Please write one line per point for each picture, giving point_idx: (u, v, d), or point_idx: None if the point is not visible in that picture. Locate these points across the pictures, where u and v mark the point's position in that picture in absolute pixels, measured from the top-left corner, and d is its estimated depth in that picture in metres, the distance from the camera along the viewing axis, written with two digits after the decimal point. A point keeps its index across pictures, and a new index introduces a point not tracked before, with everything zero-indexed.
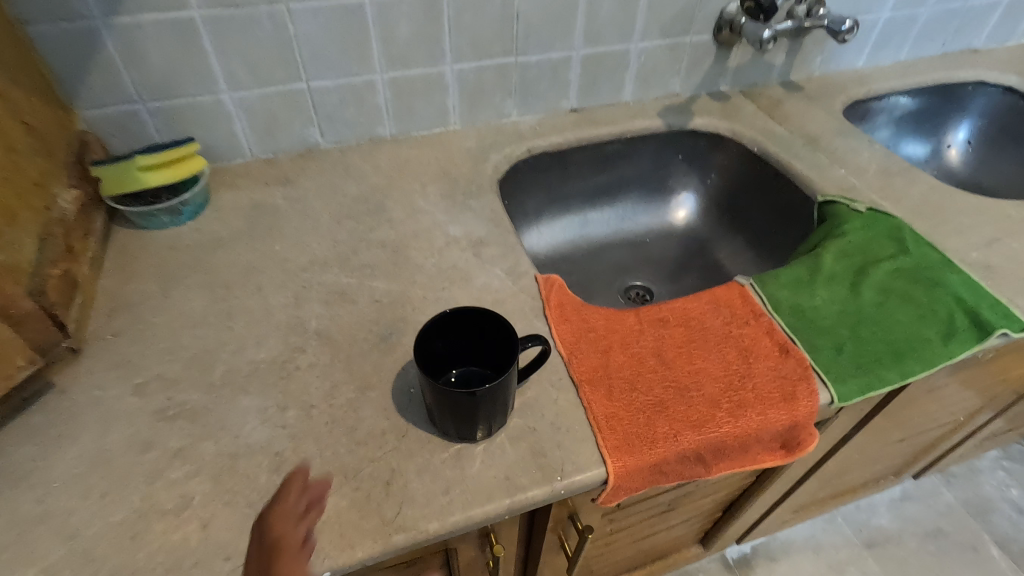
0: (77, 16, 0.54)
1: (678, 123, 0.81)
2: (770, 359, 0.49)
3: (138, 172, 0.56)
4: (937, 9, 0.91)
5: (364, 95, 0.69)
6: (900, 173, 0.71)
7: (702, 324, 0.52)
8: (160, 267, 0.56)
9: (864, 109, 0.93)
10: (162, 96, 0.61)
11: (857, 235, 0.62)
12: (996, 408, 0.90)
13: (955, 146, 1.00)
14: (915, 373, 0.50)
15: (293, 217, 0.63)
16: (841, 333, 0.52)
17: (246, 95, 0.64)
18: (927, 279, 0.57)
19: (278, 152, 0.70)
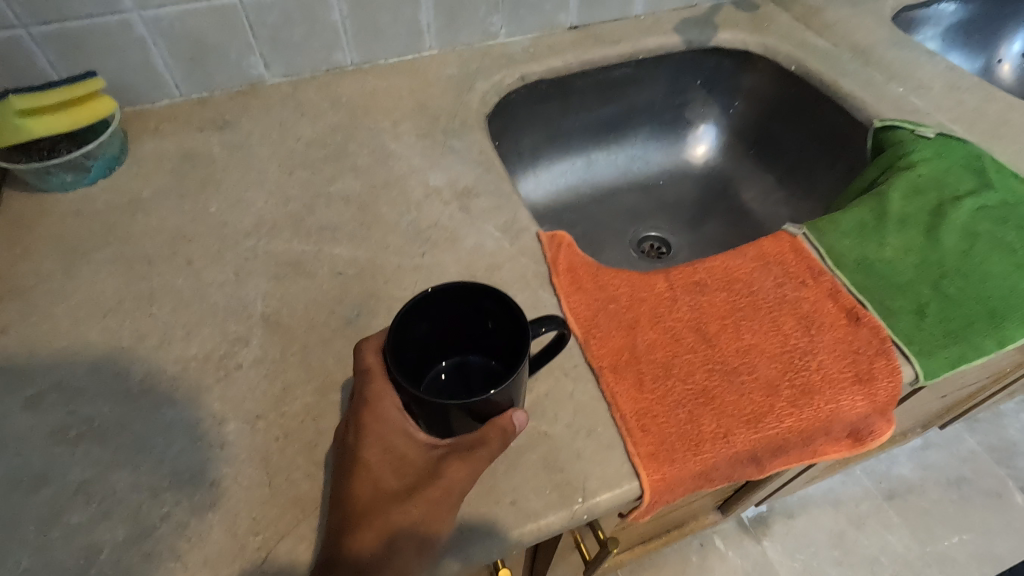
0: None
1: (698, 39, 0.68)
2: (837, 330, 0.39)
3: (15, 121, 0.43)
4: None
5: (314, 11, 0.55)
6: (970, 89, 0.59)
7: (749, 287, 0.42)
8: (63, 240, 0.44)
9: (910, 19, 0.79)
10: (47, 17, 0.47)
11: (929, 167, 0.50)
12: None
13: (1007, 62, 0.88)
14: (1016, 338, 0.40)
15: (233, 170, 0.51)
16: (921, 291, 0.42)
17: (160, 13, 0.50)
18: (1020, 219, 0.46)
19: (213, 89, 0.57)
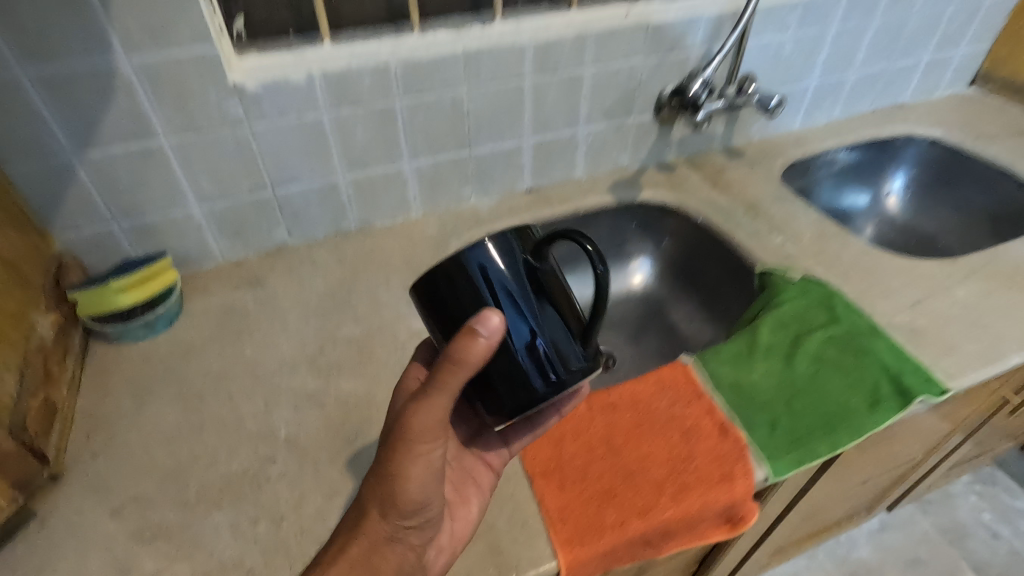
0: (53, 154, 0.58)
1: (627, 197, 0.86)
2: (710, 440, 0.53)
3: (114, 295, 0.61)
4: (864, 73, 0.97)
5: (328, 195, 0.73)
6: (833, 236, 0.77)
7: (649, 406, 0.56)
8: (136, 381, 0.59)
9: (804, 169, 0.98)
10: (135, 215, 0.65)
11: (793, 305, 0.66)
12: (953, 442, 0.94)
13: (894, 194, 1.07)
14: (845, 443, 0.54)
15: (264, 319, 0.66)
16: (777, 406, 0.56)
17: (215, 206, 0.68)
18: (856, 347, 0.61)
19: (248, 252, 0.74)
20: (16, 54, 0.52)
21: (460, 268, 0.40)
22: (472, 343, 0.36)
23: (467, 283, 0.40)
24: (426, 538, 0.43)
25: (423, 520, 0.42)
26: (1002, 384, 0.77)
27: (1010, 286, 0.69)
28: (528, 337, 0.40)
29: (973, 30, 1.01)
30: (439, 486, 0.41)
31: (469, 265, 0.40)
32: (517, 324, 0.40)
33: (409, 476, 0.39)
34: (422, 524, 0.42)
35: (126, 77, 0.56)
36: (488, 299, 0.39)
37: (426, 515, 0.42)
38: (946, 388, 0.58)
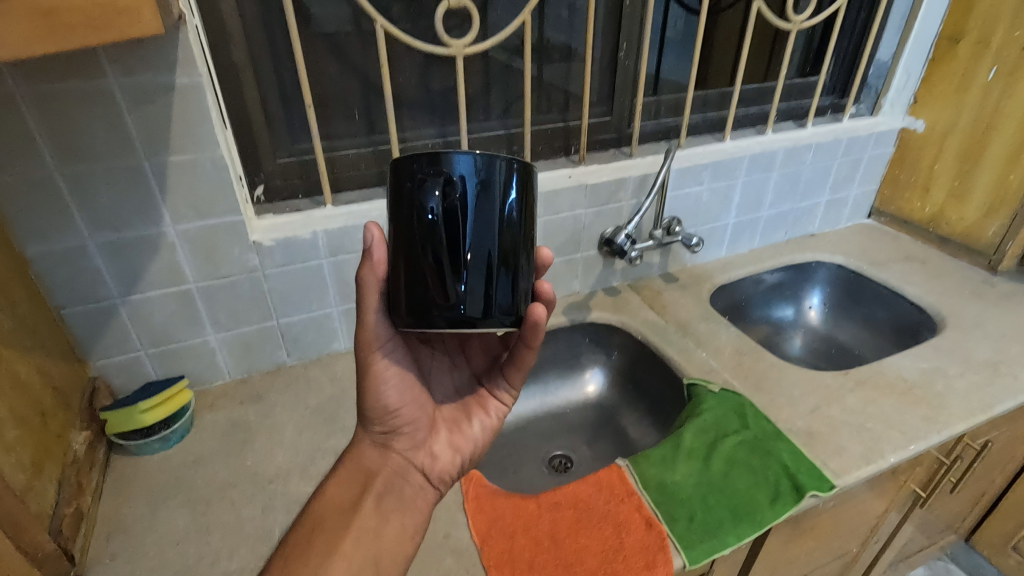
0: (102, 298, 0.72)
1: (578, 318, 1.01)
2: (638, 532, 0.64)
3: (139, 414, 0.72)
4: (774, 211, 1.18)
5: (323, 322, 0.87)
6: (749, 352, 0.92)
7: (588, 505, 0.66)
8: (151, 489, 0.69)
9: (731, 290, 1.15)
10: (160, 344, 0.77)
11: (712, 413, 0.79)
12: (885, 536, 1.03)
13: (814, 308, 1.25)
14: (749, 534, 0.64)
15: (263, 432, 0.77)
16: (694, 502, 0.67)
17: (227, 335, 0.81)
18: (763, 449, 0.74)
19: (252, 371, 0.86)
20: (88, 227, 0.67)
21: (445, 173, 0.40)
22: (367, 261, 0.48)
23: (448, 176, 0.40)
24: (413, 440, 0.58)
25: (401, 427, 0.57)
26: (905, 479, 0.88)
27: (890, 394, 0.83)
28: (483, 274, 0.42)
29: (860, 176, 1.23)
30: (399, 391, 0.56)
31: (434, 195, 0.41)
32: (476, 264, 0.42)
33: (367, 386, 0.55)
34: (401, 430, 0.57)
35: (170, 239, 0.71)
36: (458, 218, 0.41)
37: (400, 418, 0.57)
38: (834, 484, 0.69)
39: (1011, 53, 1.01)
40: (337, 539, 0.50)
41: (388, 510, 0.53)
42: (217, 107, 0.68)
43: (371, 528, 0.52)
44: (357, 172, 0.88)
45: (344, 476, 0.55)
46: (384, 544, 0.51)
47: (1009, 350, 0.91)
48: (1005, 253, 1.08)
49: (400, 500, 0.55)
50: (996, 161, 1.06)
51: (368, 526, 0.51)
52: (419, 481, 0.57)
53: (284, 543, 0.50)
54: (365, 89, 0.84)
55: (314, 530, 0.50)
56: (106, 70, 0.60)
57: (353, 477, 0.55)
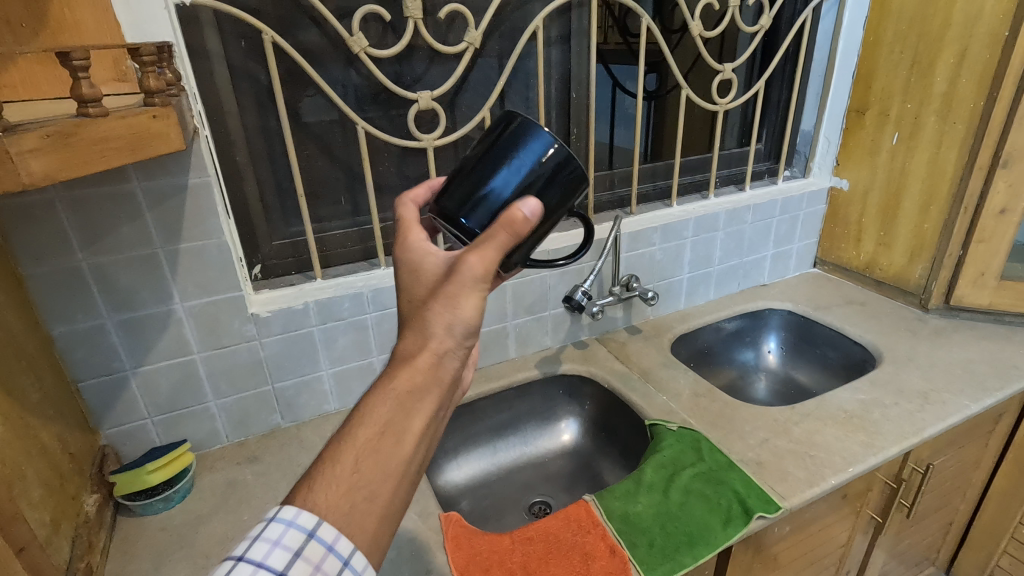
0: (115, 370, 0.80)
1: (550, 370, 1.10)
2: (602, 559, 0.70)
3: (146, 474, 0.79)
4: (724, 265, 1.30)
5: (314, 385, 0.96)
6: (705, 394, 1.00)
7: (558, 537, 0.72)
8: (155, 547, 0.75)
9: (692, 339, 1.25)
10: (165, 411, 0.85)
11: (671, 448, 0.87)
12: (856, 566, 1.07)
13: (772, 352, 1.35)
14: (704, 556, 0.71)
15: (260, 490, 0.84)
16: (654, 530, 0.74)
17: (226, 400, 0.89)
18: (717, 479, 0.81)
19: (248, 434, 0.93)
20: (107, 307, 0.76)
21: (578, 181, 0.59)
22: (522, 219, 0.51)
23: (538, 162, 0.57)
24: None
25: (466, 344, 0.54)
26: (859, 504, 0.95)
27: (831, 423, 0.91)
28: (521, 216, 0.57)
29: (800, 231, 1.37)
30: None
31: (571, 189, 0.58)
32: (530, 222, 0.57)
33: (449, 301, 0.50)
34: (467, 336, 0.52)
35: (178, 314, 0.81)
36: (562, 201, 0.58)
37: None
38: (781, 506, 0.76)
39: (907, 121, 1.17)
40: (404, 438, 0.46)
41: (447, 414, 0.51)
42: (223, 200, 0.80)
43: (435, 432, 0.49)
44: (343, 249, 0.99)
45: (417, 379, 0.48)
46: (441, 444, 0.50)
47: (937, 379, 1.01)
48: (931, 292, 1.20)
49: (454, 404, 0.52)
50: (911, 212, 1.20)
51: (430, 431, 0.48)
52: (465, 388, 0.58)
53: (347, 426, 0.46)
54: (349, 178, 0.97)
55: (386, 429, 0.46)
56: (131, 176, 0.72)
57: (427, 379, 0.48)
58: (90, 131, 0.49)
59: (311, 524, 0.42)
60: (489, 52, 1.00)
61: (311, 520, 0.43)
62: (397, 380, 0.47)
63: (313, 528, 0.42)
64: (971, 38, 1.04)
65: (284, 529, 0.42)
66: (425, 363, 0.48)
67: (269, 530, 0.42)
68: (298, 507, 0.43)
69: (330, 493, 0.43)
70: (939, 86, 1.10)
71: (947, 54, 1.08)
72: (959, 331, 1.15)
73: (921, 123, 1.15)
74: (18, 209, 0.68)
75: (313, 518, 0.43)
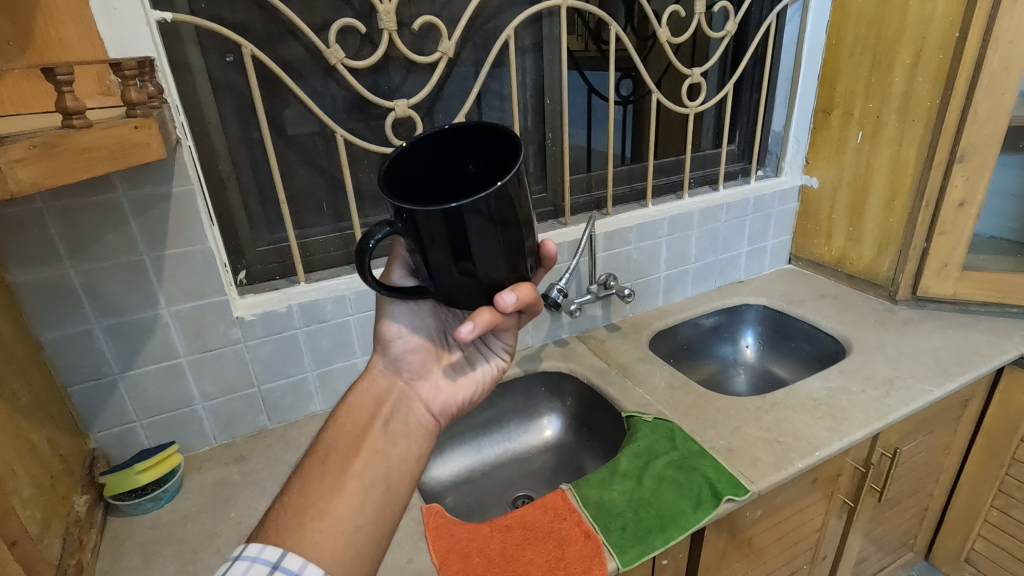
0: (103, 375, 0.82)
1: (531, 368, 1.13)
2: (577, 544, 0.73)
3: (135, 475, 0.81)
4: (700, 263, 1.34)
5: (300, 387, 0.98)
6: (680, 386, 1.04)
7: (535, 524, 0.75)
8: (144, 544, 0.77)
9: (671, 335, 1.28)
10: (154, 414, 0.87)
11: (646, 438, 0.90)
12: (832, 551, 1.10)
13: (750, 346, 1.38)
14: (675, 538, 0.74)
15: (247, 488, 0.87)
16: (627, 515, 0.76)
17: (214, 403, 0.92)
18: (689, 465, 0.84)
19: (236, 436, 0.96)
20: (94, 313, 0.79)
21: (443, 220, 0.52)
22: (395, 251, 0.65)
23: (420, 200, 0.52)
24: (418, 368, 0.68)
25: (404, 365, 0.67)
26: (831, 489, 0.98)
27: (800, 411, 0.95)
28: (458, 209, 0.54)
29: (774, 228, 1.41)
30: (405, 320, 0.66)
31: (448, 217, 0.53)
32: (488, 260, 0.50)
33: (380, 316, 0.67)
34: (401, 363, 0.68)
35: (164, 319, 0.84)
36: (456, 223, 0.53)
37: (411, 345, 0.67)
38: (749, 490, 0.79)
39: (870, 120, 1.22)
40: (349, 460, 0.59)
41: (395, 434, 0.63)
42: (206, 207, 0.82)
43: (380, 451, 0.61)
44: (326, 254, 1.02)
45: (356, 402, 0.66)
46: (391, 463, 0.61)
47: (903, 366, 1.04)
48: (899, 284, 1.24)
49: (406, 425, 0.65)
50: (877, 208, 1.25)
51: (375, 448, 0.61)
52: (422, 409, 0.66)
53: (303, 466, 0.60)
54: (330, 185, 1.00)
55: (330, 452, 0.60)
56: (116, 185, 0.75)
57: (364, 401, 0.66)
58: (73, 142, 0.52)
59: (275, 555, 0.50)
60: (464, 61, 1.04)
61: (275, 554, 0.50)
62: (343, 415, 0.64)
63: (277, 561, 0.50)
64: (925, 39, 1.08)
65: (250, 564, 0.49)
66: (366, 382, 0.67)
67: (236, 569, 0.49)
68: (262, 546, 0.51)
69: (286, 511, 0.55)
70: (898, 86, 1.15)
71: (904, 55, 1.12)
72: (926, 321, 1.19)
73: (882, 121, 1.20)
74: (7, 218, 0.70)
75: (276, 552, 0.51)
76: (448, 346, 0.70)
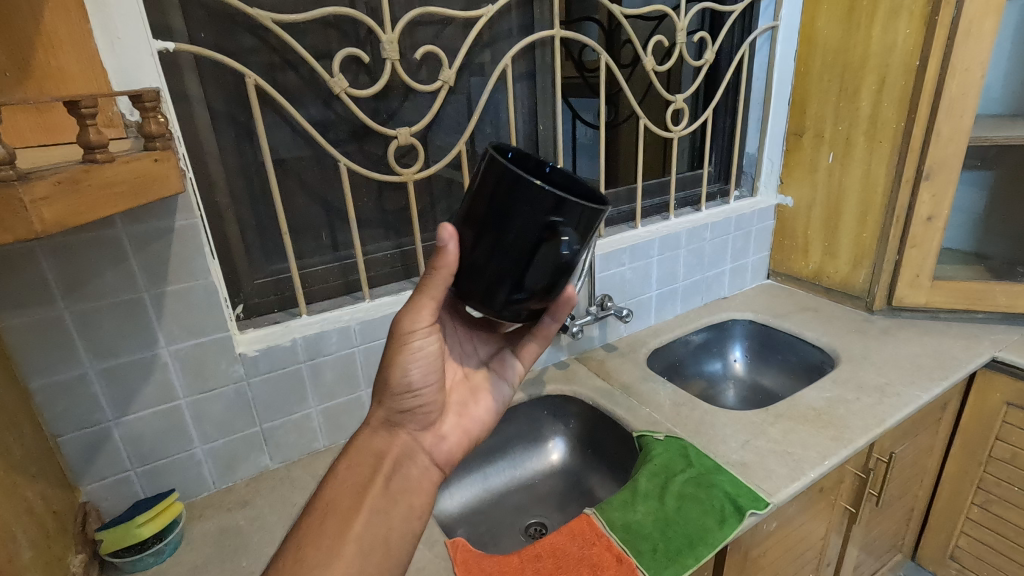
0: (96, 422, 0.77)
1: (535, 392, 1.12)
2: (610, 569, 0.72)
3: (136, 528, 0.76)
4: (688, 281, 1.37)
5: (303, 423, 0.94)
6: (685, 403, 1.05)
7: (565, 552, 0.74)
8: None
9: (664, 353, 1.31)
10: (149, 461, 0.82)
11: (661, 456, 0.90)
12: (834, 559, 1.13)
13: (738, 360, 1.42)
14: (705, 556, 0.74)
15: (255, 535, 0.82)
16: (656, 536, 0.76)
17: (213, 445, 0.87)
18: (707, 482, 0.85)
19: (236, 479, 0.91)
20: (89, 356, 0.74)
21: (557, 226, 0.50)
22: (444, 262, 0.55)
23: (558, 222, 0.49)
24: (424, 421, 0.64)
25: (408, 417, 0.63)
26: (835, 496, 1.01)
27: (804, 421, 0.97)
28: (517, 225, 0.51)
29: (754, 245, 1.47)
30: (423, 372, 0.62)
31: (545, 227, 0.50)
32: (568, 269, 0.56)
33: (394, 359, 0.61)
34: (404, 416, 0.63)
35: (163, 358, 0.79)
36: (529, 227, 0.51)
37: (419, 399, 0.62)
38: (769, 503, 0.81)
39: (840, 142, 1.30)
40: (349, 518, 0.55)
41: (397, 491, 0.59)
42: (208, 240, 0.79)
43: (382, 510, 0.57)
44: (325, 284, 1.00)
45: (356, 457, 0.60)
46: (394, 522, 0.57)
47: (890, 373, 1.10)
48: (875, 295, 1.31)
49: (411, 480, 0.60)
50: (850, 224, 1.32)
51: (380, 505, 0.57)
52: (428, 459, 0.63)
53: (298, 521, 0.55)
54: (330, 214, 0.98)
55: (328, 509, 0.56)
56: (116, 220, 0.71)
57: (363, 455, 0.60)
58: (97, 176, 0.50)
59: None
60: (460, 89, 1.05)
61: None
62: (342, 466, 0.59)
63: None
64: (888, 67, 1.17)
65: None
66: (366, 436, 0.62)
67: None
68: None
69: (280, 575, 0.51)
70: (865, 110, 1.23)
71: (869, 82, 1.21)
72: (903, 329, 1.26)
73: (852, 143, 1.27)
74: None
75: None
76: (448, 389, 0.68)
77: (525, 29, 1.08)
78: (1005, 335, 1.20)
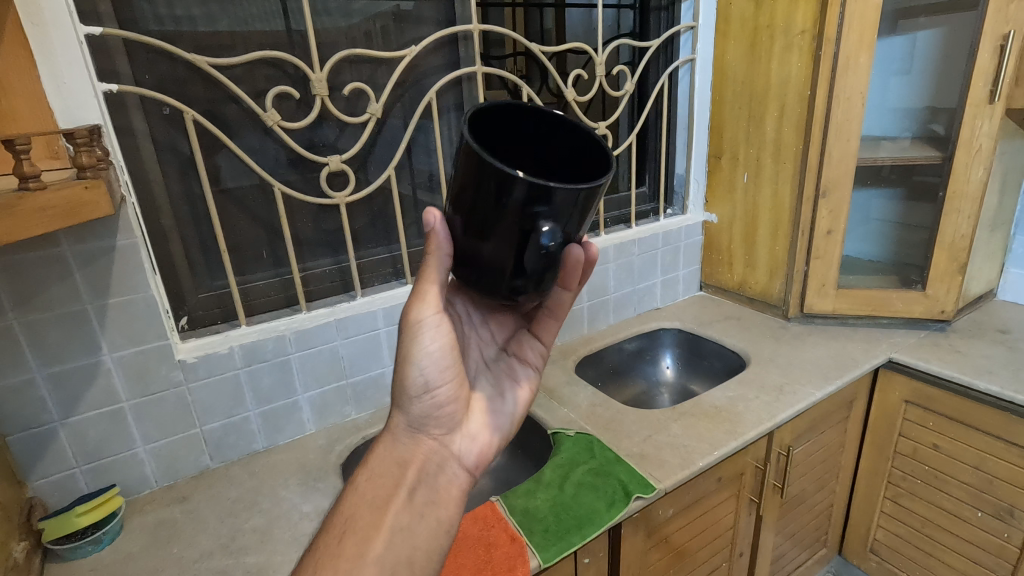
0: (43, 422, 0.85)
1: None
2: (504, 547, 0.80)
3: (75, 518, 0.85)
4: (619, 293, 1.47)
5: (242, 425, 1.03)
6: (601, 403, 1.14)
7: (464, 534, 0.82)
8: None
9: (596, 360, 1.40)
10: (93, 459, 0.90)
11: (568, 451, 0.99)
12: (747, 548, 1.21)
13: (669, 367, 1.52)
14: (592, 535, 0.82)
15: (189, 527, 0.89)
16: (549, 519, 0.85)
17: (155, 445, 0.95)
18: (605, 471, 0.93)
19: (178, 477, 0.99)
20: (36, 361, 0.82)
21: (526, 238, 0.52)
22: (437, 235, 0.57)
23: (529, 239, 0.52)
24: (447, 426, 0.67)
25: (431, 423, 0.67)
26: (737, 486, 1.10)
27: (703, 418, 1.07)
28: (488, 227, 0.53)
29: (683, 259, 1.58)
30: (438, 368, 0.65)
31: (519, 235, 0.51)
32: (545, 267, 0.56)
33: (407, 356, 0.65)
34: (427, 418, 0.66)
35: (106, 365, 0.88)
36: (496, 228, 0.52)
37: (435, 399, 0.66)
38: (656, 488, 0.89)
39: (752, 163, 1.41)
40: (367, 540, 0.57)
41: (422, 505, 0.61)
42: (148, 258, 0.89)
43: (406, 527, 0.59)
44: (266, 298, 1.09)
45: (374, 469, 0.64)
46: (418, 542, 0.59)
47: (792, 374, 1.19)
48: (789, 304, 1.41)
49: (435, 492, 0.63)
50: (765, 238, 1.43)
51: (397, 527, 0.58)
52: (457, 466, 0.67)
53: (317, 544, 0.57)
54: (270, 235, 1.08)
55: (344, 534, 0.57)
56: (61, 241, 0.80)
57: (383, 467, 0.64)
58: (32, 202, 0.59)
59: None
60: (392, 119, 1.15)
61: None
62: (363, 482, 0.63)
63: None
64: (786, 96, 1.29)
65: None
66: (387, 448, 0.65)
67: None
68: None
69: None
70: (770, 134, 1.35)
71: (771, 109, 1.33)
72: (814, 334, 1.36)
73: (761, 163, 1.39)
74: None
75: None
76: (472, 385, 0.73)
77: (450, 66, 1.19)
78: (903, 339, 1.31)
